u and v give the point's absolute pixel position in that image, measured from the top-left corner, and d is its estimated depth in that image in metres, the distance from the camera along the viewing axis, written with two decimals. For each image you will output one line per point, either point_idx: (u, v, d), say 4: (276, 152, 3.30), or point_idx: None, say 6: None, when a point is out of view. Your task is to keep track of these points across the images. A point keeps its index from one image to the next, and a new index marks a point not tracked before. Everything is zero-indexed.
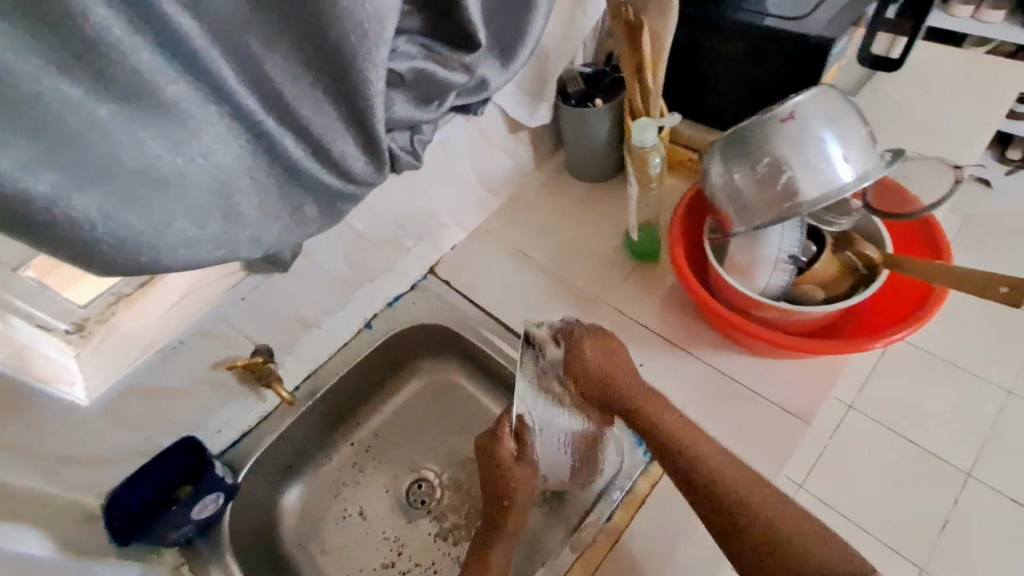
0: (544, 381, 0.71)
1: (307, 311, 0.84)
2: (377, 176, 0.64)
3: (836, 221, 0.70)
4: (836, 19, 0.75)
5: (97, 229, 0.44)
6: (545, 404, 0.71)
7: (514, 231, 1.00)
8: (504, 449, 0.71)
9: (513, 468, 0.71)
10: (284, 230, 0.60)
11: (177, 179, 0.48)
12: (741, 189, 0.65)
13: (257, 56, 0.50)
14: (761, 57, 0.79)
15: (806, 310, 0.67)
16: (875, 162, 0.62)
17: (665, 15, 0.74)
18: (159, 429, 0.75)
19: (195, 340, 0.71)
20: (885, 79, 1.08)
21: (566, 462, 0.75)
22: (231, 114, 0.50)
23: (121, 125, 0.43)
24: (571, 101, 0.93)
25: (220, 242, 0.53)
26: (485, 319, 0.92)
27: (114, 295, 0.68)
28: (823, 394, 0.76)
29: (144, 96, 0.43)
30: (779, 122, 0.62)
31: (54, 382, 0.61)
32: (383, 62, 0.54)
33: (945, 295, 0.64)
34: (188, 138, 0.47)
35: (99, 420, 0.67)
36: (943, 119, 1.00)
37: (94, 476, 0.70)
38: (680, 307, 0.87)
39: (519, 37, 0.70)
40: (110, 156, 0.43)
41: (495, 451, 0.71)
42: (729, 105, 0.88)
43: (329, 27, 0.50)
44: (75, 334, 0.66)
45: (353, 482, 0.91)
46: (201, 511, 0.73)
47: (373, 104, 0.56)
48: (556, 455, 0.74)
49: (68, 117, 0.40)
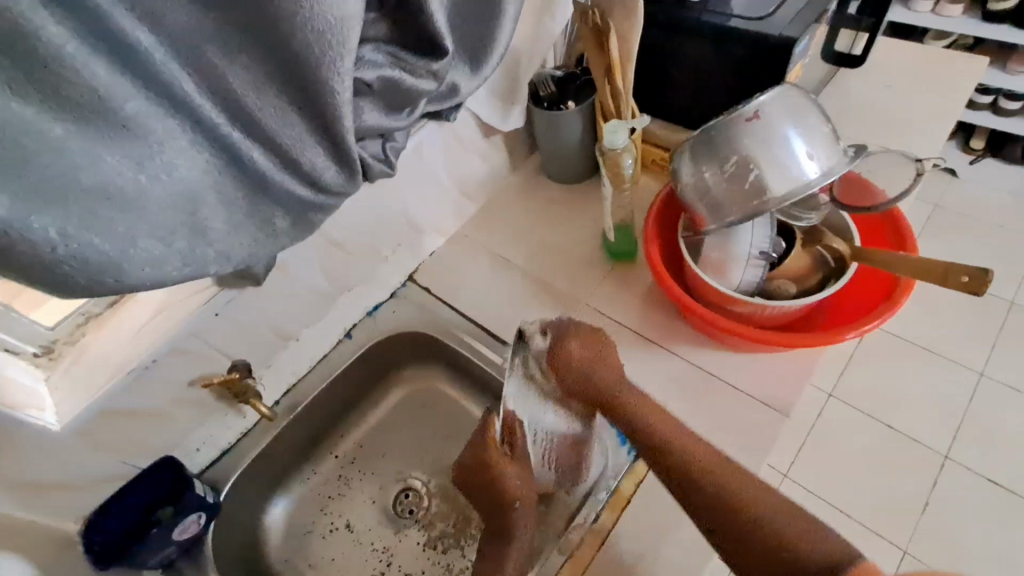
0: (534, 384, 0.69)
1: (285, 323, 0.83)
2: (349, 186, 0.64)
3: (802, 215, 0.71)
4: (798, 18, 0.77)
5: (59, 252, 0.43)
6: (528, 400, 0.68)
7: (492, 235, 1.00)
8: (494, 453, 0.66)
9: (507, 466, 0.67)
10: (255, 244, 0.59)
11: (140, 197, 0.47)
12: (710, 187, 0.66)
13: (219, 69, 0.49)
14: (727, 57, 0.80)
15: (779, 305, 0.68)
16: (838, 157, 0.63)
17: (631, 18, 0.75)
18: (136, 449, 0.73)
19: (168, 359, 0.70)
20: (849, 74, 1.10)
21: (555, 459, 0.74)
22: (196, 128, 0.50)
23: (79, 143, 0.42)
24: (543, 105, 0.93)
25: (188, 259, 0.53)
26: (466, 324, 0.92)
27: (84, 314, 0.67)
28: (801, 386, 0.77)
29: (103, 113, 0.43)
30: (745, 120, 0.63)
31: (24, 408, 0.59)
32: (348, 72, 0.54)
33: (912, 285, 0.66)
34: (150, 155, 0.47)
35: (72, 444, 0.65)
36: (905, 112, 1.03)
37: (69, 501, 0.68)
38: (658, 305, 0.88)
39: (488, 43, 0.71)
40: (68, 176, 0.42)
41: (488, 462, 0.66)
42: (698, 104, 0.89)
43: (292, 39, 0.50)
44: (44, 357, 0.64)
45: (339, 495, 0.91)
46: (183, 533, 0.73)
47: (340, 114, 0.56)
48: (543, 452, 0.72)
49: (22, 138, 0.39)
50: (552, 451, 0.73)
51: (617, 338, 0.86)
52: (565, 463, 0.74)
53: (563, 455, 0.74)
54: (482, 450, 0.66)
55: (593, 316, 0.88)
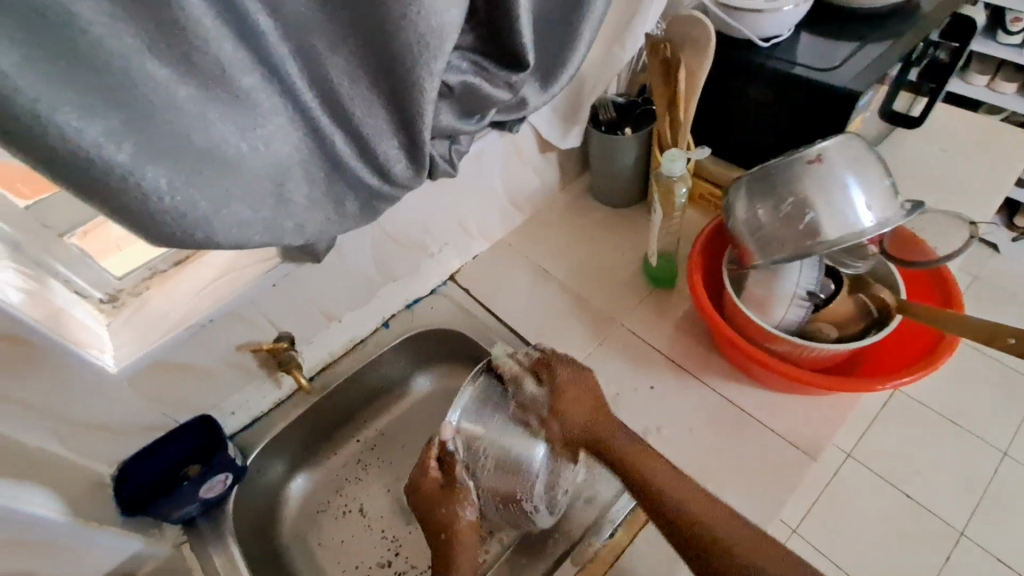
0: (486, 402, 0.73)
1: (330, 304, 0.86)
2: (414, 180, 0.67)
3: (853, 263, 0.73)
4: (865, 73, 0.78)
5: (165, 204, 0.46)
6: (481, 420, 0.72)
7: (536, 247, 1.03)
8: (430, 478, 0.70)
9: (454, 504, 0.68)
10: (326, 221, 0.63)
11: (238, 162, 0.50)
12: (763, 224, 0.67)
13: (321, 58, 0.53)
14: (789, 103, 0.82)
15: (818, 346, 0.69)
16: (895, 210, 0.65)
17: (700, 56, 0.78)
18: (181, 404, 0.76)
19: (225, 320, 0.73)
20: (905, 135, 1.11)
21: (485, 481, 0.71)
22: (292, 107, 0.54)
23: (197, 107, 0.46)
24: (601, 127, 0.97)
25: (269, 227, 0.56)
26: (501, 329, 0.94)
27: (149, 270, 0.73)
28: (832, 432, 0.77)
29: (221, 83, 0.46)
30: (806, 163, 0.65)
31: (86, 347, 0.64)
32: (438, 74, 0.57)
33: (955, 342, 0.66)
34: (253, 126, 0.50)
35: (122, 390, 0.68)
36: (958, 179, 1.03)
37: (109, 445, 0.71)
38: (693, 334, 0.89)
39: (560, 65, 0.74)
40: (183, 134, 0.46)
41: (422, 479, 0.70)
42: (754, 144, 0.91)
43: (394, 36, 0.53)
44: (109, 304, 0.70)
45: (356, 478, 0.92)
46: (209, 491, 0.75)
47: (422, 112, 0.60)
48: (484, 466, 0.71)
49: (151, 96, 0.43)
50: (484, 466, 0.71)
51: (650, 361, 0.87)
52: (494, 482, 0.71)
53: (498, 475, 0.72)
54: (421, 477, 0.70)
55: (628, 338, 0.90)
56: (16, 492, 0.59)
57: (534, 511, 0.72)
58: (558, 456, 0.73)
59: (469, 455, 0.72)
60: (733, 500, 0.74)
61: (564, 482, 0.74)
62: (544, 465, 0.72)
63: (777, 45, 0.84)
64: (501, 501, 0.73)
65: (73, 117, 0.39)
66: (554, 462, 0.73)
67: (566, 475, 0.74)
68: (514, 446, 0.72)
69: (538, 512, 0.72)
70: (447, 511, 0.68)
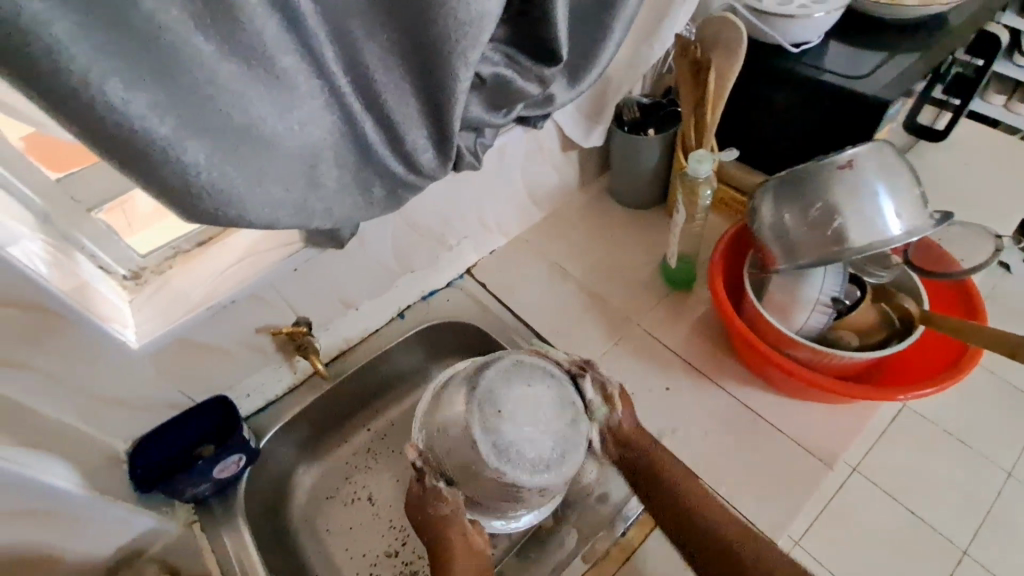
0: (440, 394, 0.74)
1: (348, 291, 0.86)
2: (440, 170, 0.67)
3: (876, 272, 0.73)
4: (896, 82, 0.78)
5: (201, 179, 0.47)
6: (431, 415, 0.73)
7: (554, 244, 1.03)
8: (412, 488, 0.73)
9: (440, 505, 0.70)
10: (354, 206, 0.63)
11: (273, 142, 0.51)
12: (789, 229, 0.67)
13: (359, 42, 0.53)
14: (817, 110, 0.82)
15: (839, 353, 0.69)
16: (924, 219, 0.64)
17: (731, 58, 0.78)
18: (197, 384, 0.76)
19: (246, 302, 0.73)
20: (927, 149, 1.11)
21: (464, 478, 0.68)
22: (327, 90, 0.54)
23: (238, 84, 0.46)
24: (625, 128, 0.97)
25: (299, 208, 0.56)
26: (516, 324, 0.94)
27: (173, 249, 0.73)
28: (847, 441, 0.77)
29: (262, 62, 0.46)
30: (836, 169, 0.65)
31: (110, 321, 0.64)
32: (473, 64, 0.57)
33: (979, 354, 0.65)
34: (290, 107, 0.50)
35: (141, 366, 0.68)
36: (981, 194, 1.03)
37: (125, 422, 0.71)
38: (710, 337, 0.89)
39: (590, 62, 0.74)
40: (222, 111, 0.46)
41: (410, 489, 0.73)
42: (778, 151, 0.91)
43: (432, 25, 0.53)
44: (131, 281, 0.71)
45: (365, 467, 0.92)
46: (222, 471, 0.75)
47: (454, 103, 0.60)
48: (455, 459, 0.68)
49: (193, 70, 0.43)
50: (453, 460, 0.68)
51: (665, 362, 0.87)
52: (472, 474, 0.67)
53: (464, 474, 0.68)
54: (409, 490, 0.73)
55: (644, 338, 0.89)
56: (34, 462, 0.59)
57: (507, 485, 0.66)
58: (492, 414, 0.67)
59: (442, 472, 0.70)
60: (745, 505, 0.73)
61: (517, 441, 0.66)
62: (485, 430, 0.66)
63: (806, 52, 0.84)
64: (484, 486, 0.67)
65: (120, 87, 0.40)
66: (493, 422, 0.66)
67: (514, 431, 0.66)
68: (456, 428, 0.68)
69: (505, 480, 0.65)
70: (433, 512, 0.70)
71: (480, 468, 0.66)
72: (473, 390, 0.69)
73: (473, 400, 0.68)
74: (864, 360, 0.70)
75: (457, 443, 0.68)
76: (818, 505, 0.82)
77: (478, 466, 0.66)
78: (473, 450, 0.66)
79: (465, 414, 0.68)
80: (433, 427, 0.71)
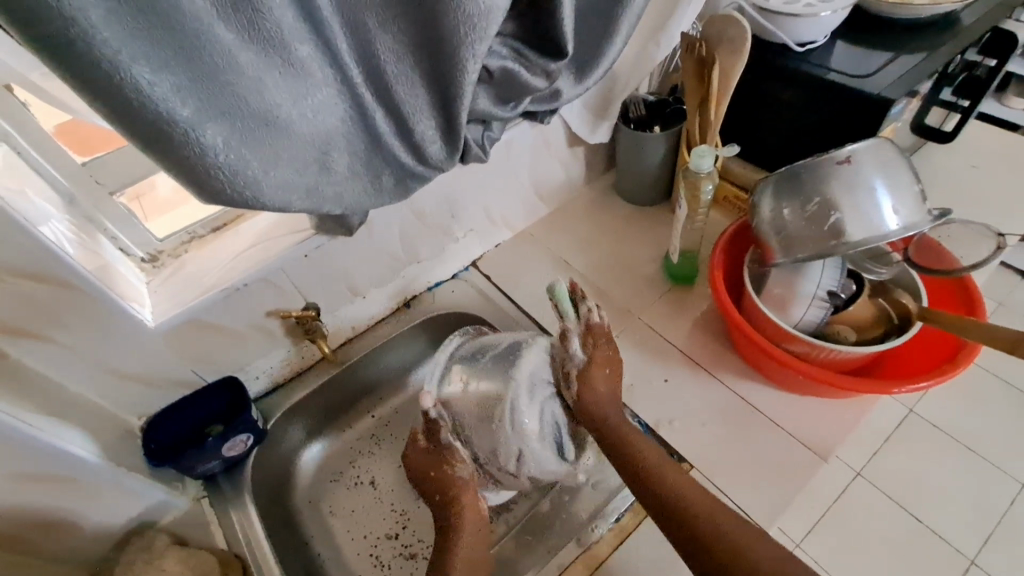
0: (471, 368, 0.79)
1: (357, 279, 0.89)
2: (448, 161, 0.69)
3: (875, 269, 0.75)
4: (900, 80, 0.78)
5: (220, 161, 0.49)
6: (462, 380, 0.78)
7: (559, 239, 1.04)
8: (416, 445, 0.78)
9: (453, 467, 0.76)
10: (364, 193, 0.65)
11: (288, 128, 0.53)
12: (787, 223, 0.68)
13: (371, 34, 0.55)
14: (819, 109, 0.83)
15: (837, 347, 0.69)
16: (922, 215, 0.65)
17: (736, 56, 0.80)
18: (211, 363, 0.79)
19: (259, 286, 0.76)
20: (936, 150, 1.11)
21: (489, 442, 0.75)
22: (340, 81, 0.56)
23: (256, 70, 0.48)
24: (630, 125, 0.99)
25: (310, 193, 0.59)
26: (519, 315, 0.96)
27: (188, 235, 0.76)
28: (844, 435, 0.77)
29: (280, 51, 0.49)
30: (834, 164, 0.65)
31: (129, 300, 0.67)
32: (481, 56, 0.59)
33: (978, 348, 0.66)
34: (305, 95, 0.53)
35: (158, 345, 0.71)
36: (990, 197, 1.02)
37: (140, 398, 0.74)
38: (711, 332, 0.90)
39: (596, 59, 0.76)
40: (241, 97, 0.48)
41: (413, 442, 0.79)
42: (782, 149, 0.92)
43: (442, 17, 0.55)
44: (148, 263, 0.74)
45: (369, 452, 0.94)
46: (231, 449, 0.78)
47: (462, 94, 0.61)
48: (490, 433, 0.75)
49: (216, 57, 0.45)
50: (477, 433, 0.76)
51: (664, 355, 0.88)
52: (492, 447, 0.75)
53: (482, 430, 0.76)
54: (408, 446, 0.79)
55: (645, 332, 0.91)
56: (52, 428, 0.62)
57: (514, 431, 0.73)
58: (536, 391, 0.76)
59: (452, 420, 0.78)
60: (738, 497, 0.74)
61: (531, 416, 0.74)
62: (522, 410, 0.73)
63: (811, 51, 0.85)
64: (494, 457, 0.76)
65: (147, 70, 0.43)
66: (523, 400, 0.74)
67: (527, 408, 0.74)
68: (489, 397, 0.75)
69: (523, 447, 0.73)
70: (451, 475, 0.76)
71: (502, 424, 0.73)
72: (507, 358, 0.77)
73: (508, 361, 0.77)
74: (866, 355, 0.70)
75: (487, 396, 0.75)
76: (814, 510, 0.81)
77: (500, 416, 0.73)
78: (501, 401, 0.74)
79: (497, 377, 0.76)
80: (458, 386, 0.78)
